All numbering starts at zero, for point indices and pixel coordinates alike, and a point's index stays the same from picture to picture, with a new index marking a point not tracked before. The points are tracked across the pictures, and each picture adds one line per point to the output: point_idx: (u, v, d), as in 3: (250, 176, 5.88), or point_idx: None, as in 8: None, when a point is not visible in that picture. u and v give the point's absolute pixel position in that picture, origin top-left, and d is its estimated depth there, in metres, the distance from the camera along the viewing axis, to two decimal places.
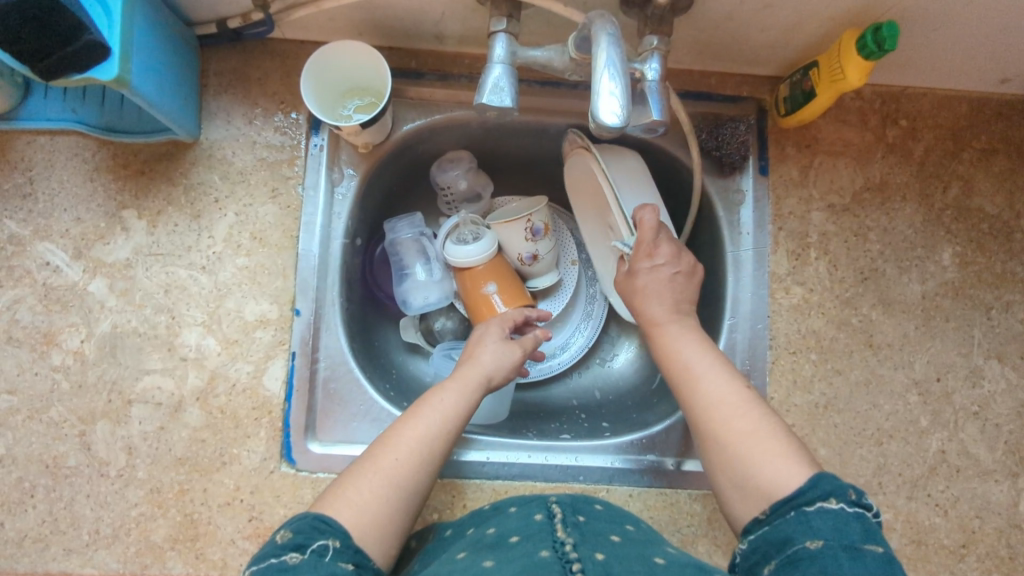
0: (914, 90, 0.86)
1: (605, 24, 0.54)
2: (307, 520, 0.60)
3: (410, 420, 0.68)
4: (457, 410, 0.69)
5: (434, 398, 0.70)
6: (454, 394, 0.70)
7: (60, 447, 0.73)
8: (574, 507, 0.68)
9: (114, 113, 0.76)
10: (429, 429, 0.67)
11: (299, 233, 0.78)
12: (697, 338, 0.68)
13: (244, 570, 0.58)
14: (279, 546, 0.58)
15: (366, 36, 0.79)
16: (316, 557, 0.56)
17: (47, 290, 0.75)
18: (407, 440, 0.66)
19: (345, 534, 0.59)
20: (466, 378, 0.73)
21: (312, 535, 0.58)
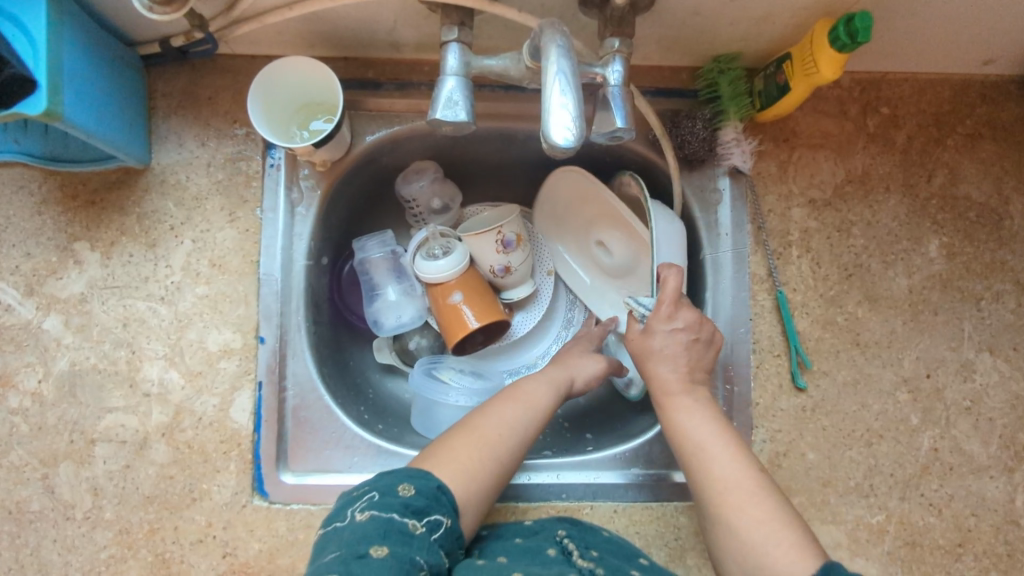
0: (894, 75, 0.83)
1: (553, 35, 0.50)
2: (431, 485, 0.61)
3: (509, 404, 0.71)
4: (548, 406, 0.73)
5: (534, 388, 0.74)
6: (547, 386, 0.74)
7: (23, 491, 0.71)
8: (584, 539, 0.70)
9: (58, 141, 0.71)
10: (527, 417, 0.71)
11: (260, 257, 0.75)
12: (707, 411, 0.69)
13: (362, 511, 0.59)
14: (403, 502, 0.59)
15: (317, 47, 0.76)
16: (430, 531, 0.59)
17: (0, 329, 0.72)
18: (510, 425, 0.69)
19: (454, 512, 0.62)
20: (557, 372, 0.76)
21: (433, 502, 0.60)
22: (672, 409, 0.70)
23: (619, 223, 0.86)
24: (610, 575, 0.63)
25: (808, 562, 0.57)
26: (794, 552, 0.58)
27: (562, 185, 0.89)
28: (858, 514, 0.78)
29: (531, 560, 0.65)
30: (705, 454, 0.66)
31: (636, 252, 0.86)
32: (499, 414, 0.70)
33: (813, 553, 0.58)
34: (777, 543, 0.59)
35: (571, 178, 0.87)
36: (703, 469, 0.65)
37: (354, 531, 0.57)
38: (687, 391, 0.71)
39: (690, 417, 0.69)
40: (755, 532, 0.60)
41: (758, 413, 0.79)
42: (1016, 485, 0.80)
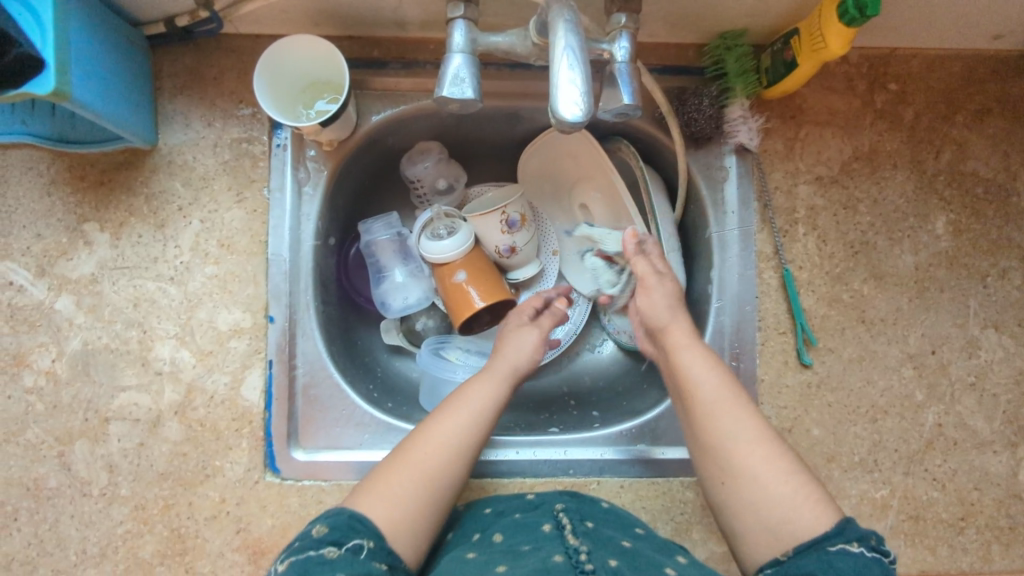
0: (902, 51, 0.82)
1: (561, 8, 0.50)
2: (343, 517, 0.61)
3: (447, 417, 0.69)
4: (493, 406, 0.71)
5: (475, 393, 0.71)
6: (485, 387, 0.72)
7: (40, 469, 0.72)
8: (581, 513, 0.69)
9: (64, 122, 0.72)
10: (468, 425, 0.68)
11: (268, 237, 0.76)
12: (710, 359, 0.69)
13: (279, 563, 0.59)
14: (313, 540, 0.59)
15: (323, 26, 0.76)
16: (352, 554, 0.58)
17: (13, 310, 0.73)
18: (447, 441, 0.67)
19: (378, 535, 0.61)
20: (499, 367, 0.74)
21: (349, 532, 0.60)
22: (682, 356, 0.69)
23: (604, 187, 0.87)
24: (597, 548, 0.62)
25: (826, 510, 0.60)
26: (814, 505, 0.61)
27: (539, 159, 0.90)
28: (862, 488, 0.79)
29: (526, 537, 0.65)
30: (716, 413, 0.65)
31: (619, 217, 0.87)
32: (436, 431, 0.68)
33: (829, 504, 0.61)
34: (798, 500, 0.61)
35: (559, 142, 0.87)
36: (718, 427, 0.65)
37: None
38: (690, 345, 0.70)
39: (696, 370, 0.68)
40: (775, 489, 0.62)
41: (763, 390, 0.80)
42: (1020, 460, 0.81)
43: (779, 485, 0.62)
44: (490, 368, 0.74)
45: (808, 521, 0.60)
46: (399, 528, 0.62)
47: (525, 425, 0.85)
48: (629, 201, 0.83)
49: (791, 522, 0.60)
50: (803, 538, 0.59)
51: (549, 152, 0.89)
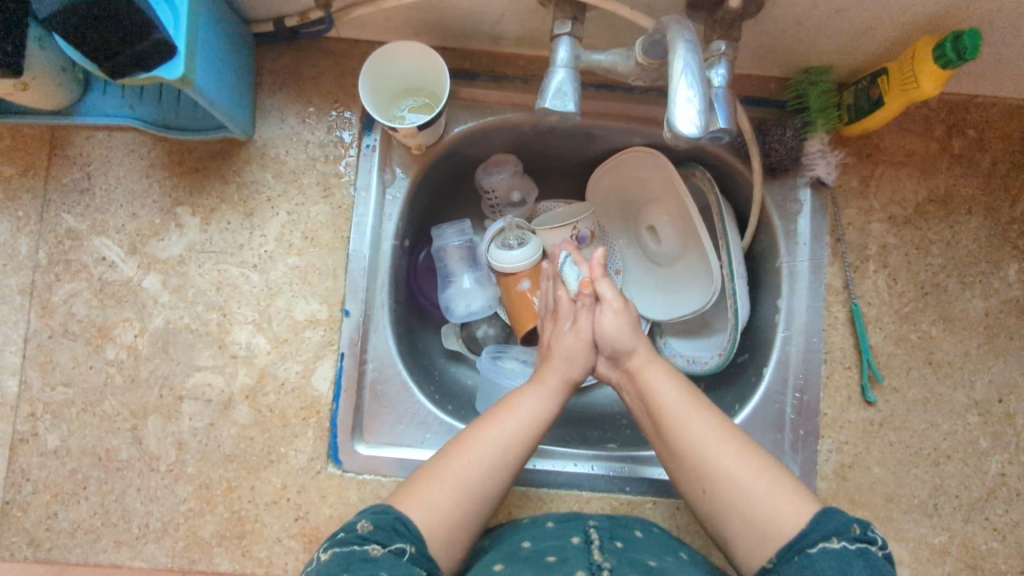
0: (984, 99, 0.83)
1: (681, 31, 0.53)
2: (390, 518, 0.60)
3: (493, 425, 0.66)
4: (539, 420, 0.68)
5: (522, 406, 0.68)
6: (535, 398, 0.69)
7: (113, 440, 0.74)
8: (613, 533, 0.68)
9: (171, 109, 0.76)
10: (514, 437, 0.66)
11: (350, 233, 0.78)
12: (667, 373, 0.69)
13: (322, 550, 0.59)
14: (358, 536, 0.59)
15: (420, 35, 0.79)
16: (394, 556, 0.57)
17: (103, 284, 0.76)
18: (490, 453, 0.64)
19: (419, 540, 0.59)
20: (547, 377, 0.71)
21: (393, 534, 0.59)
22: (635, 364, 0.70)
23: (673, 209, 0.89)
24: (625, 565, 0.61)
25: (805, 504, 0.59)
26: (791, 498, 0.59)
27: (612, 178, 0.91)
28: (921, 532, 0.78)
29: (552, 543, 0.65)
30: (685, 418, 0.65)
31: (685, 239, 0.89)
32: (475, 440, 0.65)
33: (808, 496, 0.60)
34: (774, 492, 0.60)
35: (634, 161, 0.88)
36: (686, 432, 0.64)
37: (320, 571, 0.57)
38: (647, 362, 0.70)
39: (654, 378, 0.68)
40: (760, 491, 0.60)
41: (824, 423, 0.80)
42: None
43: (762, 484, 0.60)
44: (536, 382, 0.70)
45: (791, 513, 0.59)
46: (437, 538, 0.61)
47: (581, 440, 0.85)
48: (702, 225, 0.84)
49: (771, 517, 0.59)
50: (789, 533, 0.58)
51: (623, 169, 0.90)
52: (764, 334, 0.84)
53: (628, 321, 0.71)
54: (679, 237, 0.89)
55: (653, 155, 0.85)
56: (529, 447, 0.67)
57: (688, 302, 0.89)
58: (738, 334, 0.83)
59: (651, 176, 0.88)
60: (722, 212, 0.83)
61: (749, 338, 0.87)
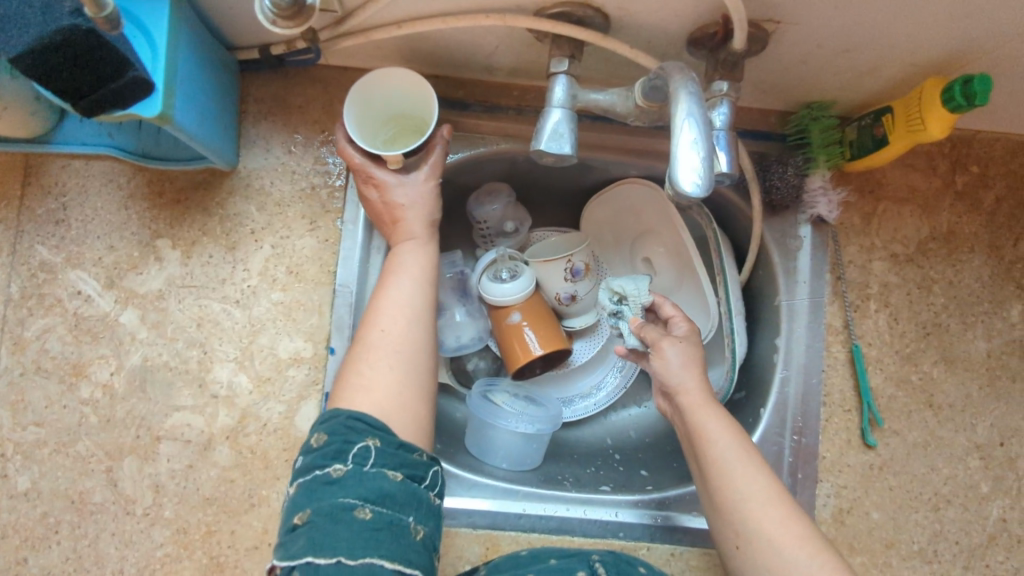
0: (987, 134, 0.81)
1: (684, 80, 0.51)
2: (340, 420, 0.56)
3: (386, 295, 0.65)
4: (427, 266, 0.68)
5: (403, 259, 0.68)
6: (414, 257, 0.69)
7: (87, 483, 0.71)
8: (618, 568, 0.66)
9: (151, 138, 0.73)
10: (409, 295, 0.65)
11: (337, 268, 0.75)
12: (720, 413, 0.65)
13: (291, 483, 0.56)
14: (318, 455, 0.55)
15: (412, 64, 0.76)
16: (359, 467, 0.54)
17: (78, 320, 0.73)
18: (396, 314, 0.64)
19: (379, 429, 0.56)
20: (412, 230, 0.70)
21: (350, 439, 0.55)
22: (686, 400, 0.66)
23: (669, 241, 0.86)
24: None
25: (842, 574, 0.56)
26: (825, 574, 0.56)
27: (605, 208, 0.89)
28: None
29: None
30: (729, 468, 0.62)
31: (682, 271, 0.86)
32: (379, 320, 0.63)
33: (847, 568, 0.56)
34: (801, 556, 0.57)
35: (629, 192, 0.86)
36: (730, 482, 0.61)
37: (291, 503, 0.55)
38: (704, 407, 0.65)
39: (704, 417, 0.65)
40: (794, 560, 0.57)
41: (823, 467, 0.77)
42: None
43: (802, 552, 0.57)
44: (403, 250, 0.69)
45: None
46: (395, 421, 0.58)
47: (574, 479, 0.83)
48: (699, 260, 0.82)
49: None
50: None
51: (616, 200, 0.88)
52: (762, 373, 0.82)
53: (690, 357, 0.68)
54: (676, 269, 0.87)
55: (647, 186, 0.83)
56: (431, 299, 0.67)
57: None
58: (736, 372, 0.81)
59: (646, 208, 0.86)
60: (718, 247, 0.80)
61: (747, 375, 0.85)
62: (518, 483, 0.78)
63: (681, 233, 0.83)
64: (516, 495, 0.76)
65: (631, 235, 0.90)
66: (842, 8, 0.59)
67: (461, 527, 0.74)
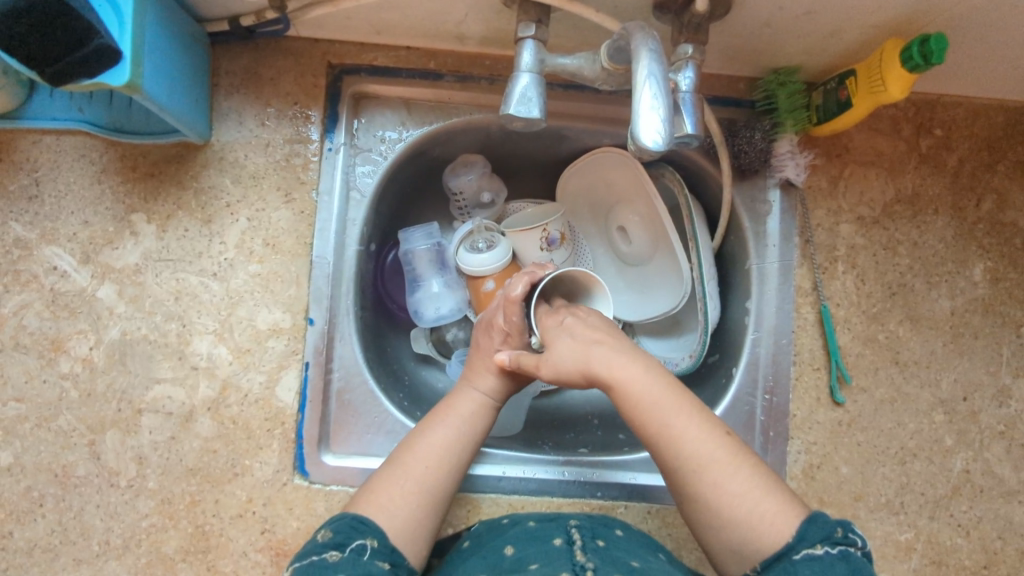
0: (950, 98, 0.83)
1: (645, 38, 0.52)
2: (346, 521, 0.63)
3: (436, 433, 0.69)
4: (480, 424, 0.71)
5: (461, 405, 0.72)
6: (473, 408, 0.72)
7: (70, 456, 0.72)
8: (594, 530, 0.67)
9: (122, 112, 0.73)
10: (454, 444, 0.69)
11: (313, 239, 0.76)
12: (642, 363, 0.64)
13: (286, 568, 0.60)
14: (319, 545, 0.61)
15: (383, 34, 0.76)
16: (355, 555, 0.59)
17: (55, 295, 0.73)
18: (437, 461, 0.68)
19: (381, 533, 0.62)
20: (484, 380, 0.73)
21: (351, 534, 0.61)
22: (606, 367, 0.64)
23: (642, 210, 0.88)
24: (608, 566, 0.60)
25: (786, 516, 0.59)
26: (778, 515, 0.59)
27: (581, 177, 0.90)
28: (887, 530, 0.79)
29: (536, 550, 0.63)
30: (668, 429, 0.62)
31: (655, 238, 0.88)
32: (423, 445, 0.68)
33: (790, 507, 0.60)
34: (733, 476, 0.60)
35: (602, 160, 0.87)
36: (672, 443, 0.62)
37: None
38: (624, 361, 0.64)
39: (627, 374, 0.64)
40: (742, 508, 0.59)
41: (794, 425, 0.80)
42: None
43: (748, 499, 0.60)
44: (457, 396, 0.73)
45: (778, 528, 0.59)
46: (396, 531, 0.63)
47: (554, 444, 0.84)
48: (671, 227, 0.83)
49: (757, 538, 0.58)
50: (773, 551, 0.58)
51: (591, 169, 0.89)
52: (735, 335, 0.84)
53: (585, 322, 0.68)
54: (650, 237, 0.88)
55: (619, 154, 0.84)
56: (470, 449, 0.70)
57: (659, 302, 0.88)
58: (709, 334, 0.83)
59: (620, 176, 0.87)
60: (689, 213, 0.82)
61: (720, 339, 0.87)
62: (499, 448, 0.80)
63: (653, 202, 0.84)
64: (496, 460, 0.78)
65: (608, 204, 0.91)
66: None
67: None
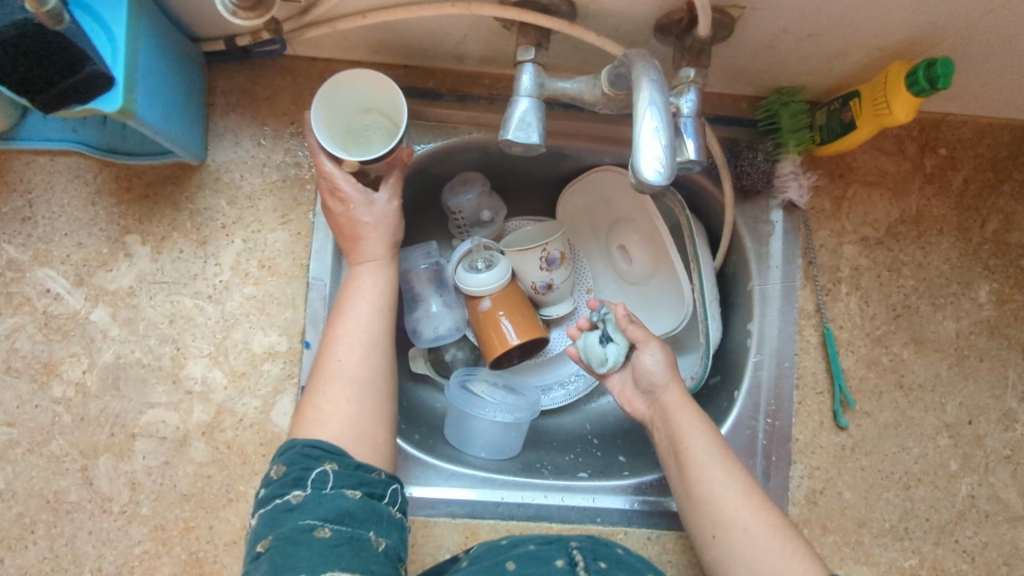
0: (956, 117, 0.82)
1: (646, 68, 0.51)
2: (297, 449, 0.59)
3: (346, 321, 0.66)
4: (386, 291, 0.69)
5: (358, 284, 0.68)
6: (369, 280, 0.69)
7: (62, 482, 0.71)
8: (595, 551, 0.67)
9: (115, 133, 0.72)
10: (368, 320, 0.66)
11: (310, 261, 0.75)
12: (695, 412, 0.69)
13: (252, 514, 0.58)
14: (278, 484, 0.57)
15: (381, 54, 0.75)
16: (317, 489, 0.56)
17: (48, 318, 0.72)
18: (358, 343, 0.65)
19: (339, 453, 0.59)
20: (371, 250, 0.70)
21: (308, 464, 0.57)
22: (670, 405, 0.70)
23: (644, 229, 0.87)
24: None
25: (808, 566, 0.59)
26: (799, 561, 0.60)
27: (581, 195, 0.89)
28: (891, 556, 0.78)
29: (538, 570, 0.63)
30: (706, 467, 0.65)
31: (656, 258, 0.87)
32: (339, 346, 0.65)
33: (814, 558, 0.60)
34: (761, 514, 0.62)
35: (603, 179, 0.86)
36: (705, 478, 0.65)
37: (253, 535, 0.56)
38: (682, 404, 0.70)
39: (682, 417, 0.69)
40: (770, 546, 0.61)
41: (797, 449, 0.79)
42: None
43: (775, 539, 0.61)
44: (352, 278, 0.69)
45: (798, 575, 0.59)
46: (353, 443, 0.60)
47: (553, 466, 0.83)
48: (672, 247, 0.82)
49: (783, 575, 0.59)
50: None
51: (591, 187, 0.88)
52: (737, 358, 0.83)
53: (665, 360, 0.72)
54: (653, 256, 0.87)
55: (620, 173, 0.83)
56: (388, 326, 0.68)
57: (659, 322, 0.88)
58: (711, 355, 0.82)
59: (621, 194, 0.86)
60: (691, 232, 0.81)
61: (722, 360, 0.86)
62: (498, 473, 0.78)
63: (656, 222, 0.83)
64: (495, 484, 0.77)
65: (610, 223, 0.90)
66: None
67: (440, 516, 0.74)
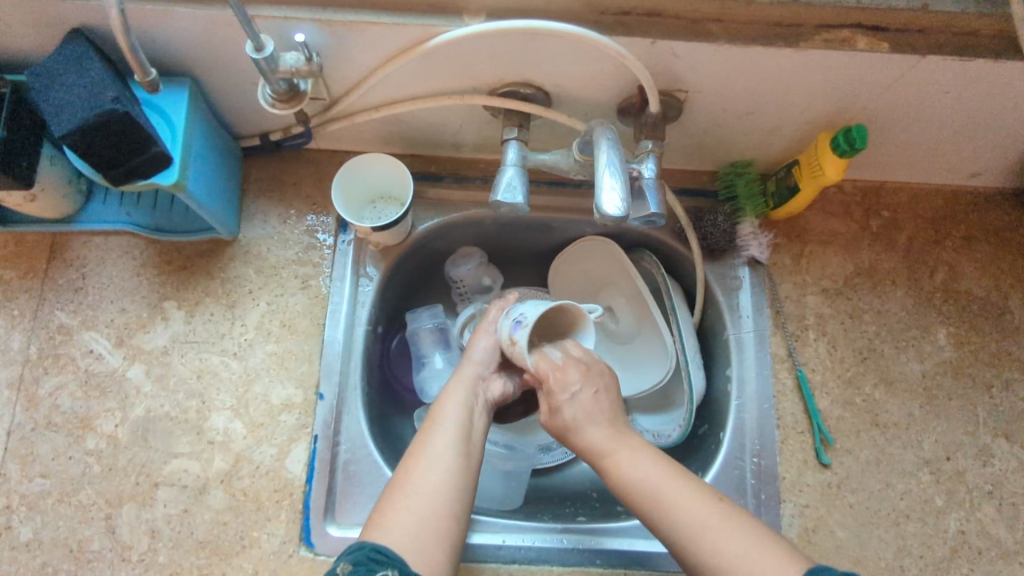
0: (891, 184, 0.94)
1: (604, 131, 0.65)
2: (365, 552, 0.61)
3: (423, 442, 0.69)
4: (463, 418, 0.71)
5: (438, 420, 0.71)
6: (452, 405, 0.72)
7: (86, 531, 0.75)
8: None
9: (164, 214, 0.84)
10: (447, 435, 0.69)
11: (325, 321, 0.83)
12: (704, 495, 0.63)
13: None
14: None
15: (391, 145, 0.89)
16: None
17: (88, 376, 0.80)
18: (428, 464, 0.67)
19: (400, 563, 0.60)
20: (452, 385, 0.75)
21: (373, 567, 0.59)
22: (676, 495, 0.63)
23: (628, 292, 0.96)
24: None
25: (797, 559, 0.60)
26: None
27: (570, 264, 0.99)
28: None
29: None
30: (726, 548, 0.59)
31: (641, 317, 0.95)
32: (436, 439, 0.69)
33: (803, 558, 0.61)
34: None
35: (589, 248, 0.96)
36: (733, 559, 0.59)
37: None
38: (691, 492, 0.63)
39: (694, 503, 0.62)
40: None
41: (785, 487, 0.82)
42: None
43: None
44: (459, 375, 0.76)
45: None
46: (418, 554, 0.61)
47: (552, 517, 0.87)
48: (652, 303, 0.91)
49: None
50: None
51: (579, 256, 0.97)
52: (720, 405, 0.89)
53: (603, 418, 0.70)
54: (639, 315, 0.95)
55: (604, 240, 0.94)
56: (467, 443, 0.70)
57: (647, 376, 0.94)
58: (696, 405, 0.87)
59: (607, 257, 0.95)
60: (669, 288, 0.90)
61: (709, 409, 0.92)
62: (498, 518, 0.81)
63: (639, 284, 0.92)
64: (495, 528, 0.79)
65: (600, 289, 0.99)
66: (735, 81, 0.72)
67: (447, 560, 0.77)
